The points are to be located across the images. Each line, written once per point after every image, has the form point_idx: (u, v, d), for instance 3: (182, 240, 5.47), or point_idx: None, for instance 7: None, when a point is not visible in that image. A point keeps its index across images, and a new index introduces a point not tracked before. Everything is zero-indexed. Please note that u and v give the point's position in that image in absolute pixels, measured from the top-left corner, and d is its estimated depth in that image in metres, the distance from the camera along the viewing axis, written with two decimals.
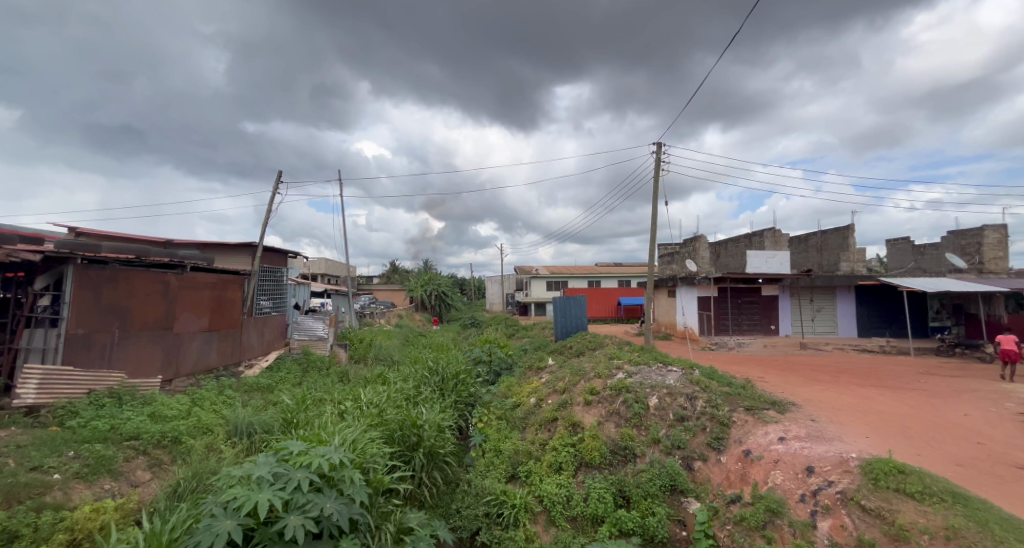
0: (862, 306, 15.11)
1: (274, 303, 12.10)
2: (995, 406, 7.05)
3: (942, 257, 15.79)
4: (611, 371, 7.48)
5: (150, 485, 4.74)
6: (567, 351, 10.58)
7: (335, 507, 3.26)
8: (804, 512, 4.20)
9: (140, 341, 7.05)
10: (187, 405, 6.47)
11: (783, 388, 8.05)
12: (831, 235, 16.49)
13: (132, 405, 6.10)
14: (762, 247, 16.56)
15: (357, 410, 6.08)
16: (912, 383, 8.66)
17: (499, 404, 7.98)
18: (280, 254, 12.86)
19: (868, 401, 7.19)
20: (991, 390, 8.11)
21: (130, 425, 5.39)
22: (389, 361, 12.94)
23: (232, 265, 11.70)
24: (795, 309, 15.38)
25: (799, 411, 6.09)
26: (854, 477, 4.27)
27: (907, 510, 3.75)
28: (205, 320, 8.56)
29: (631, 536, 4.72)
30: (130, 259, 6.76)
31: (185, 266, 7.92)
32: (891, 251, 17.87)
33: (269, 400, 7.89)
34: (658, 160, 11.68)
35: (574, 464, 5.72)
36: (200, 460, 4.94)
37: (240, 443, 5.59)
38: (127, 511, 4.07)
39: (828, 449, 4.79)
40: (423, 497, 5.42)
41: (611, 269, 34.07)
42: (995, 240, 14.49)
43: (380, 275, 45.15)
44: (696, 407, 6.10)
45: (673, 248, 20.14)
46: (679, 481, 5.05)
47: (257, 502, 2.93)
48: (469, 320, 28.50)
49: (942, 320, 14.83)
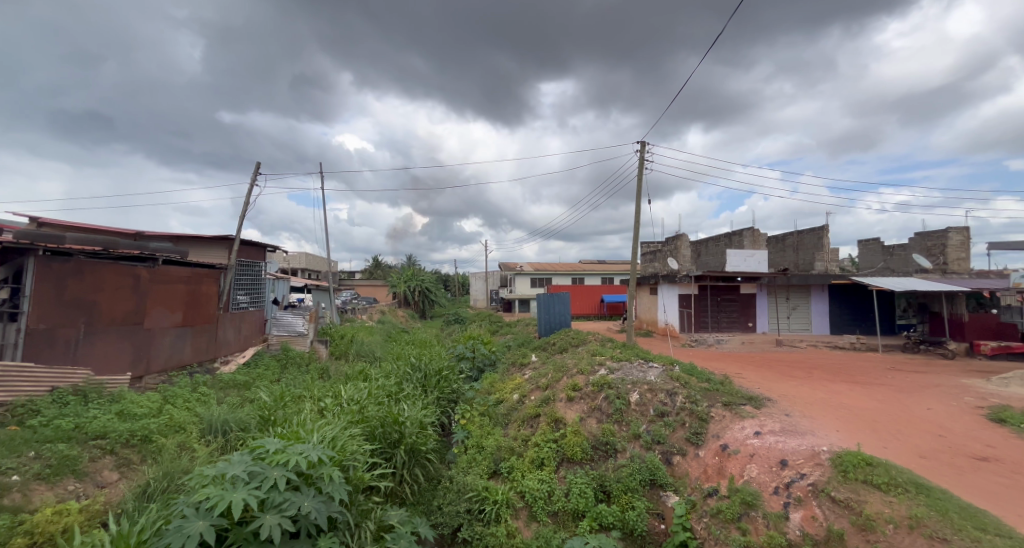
0: (835, 305, 15.57)
1: (252, 298, 11.82)
2: (957, 400, 7.36)
3: (909, 257, 16.37)
4: (593, 368, 7.56)
5: (118, 486, 4.59)
6: (550, 347, 10.63)
7: (313, 505, 3.20)
8: (777, 504, 4.30)
9: (107, 336, 6.80)
10: (159, 403, 6.28)
11: (760, 384, 8.25)
12: (808, 235, 16.90)
13: (98, 403, 5.93)
14: (741, 246, 16.88)
15: (337, 408, 6.00)
16: (880, 379, 8.95)
17: (482, 400, 7.98)
18: (258, 248, 12.51)
19: (839, 396, 7.42)
20: (953, 384, 8.45)
21: (96, 423, 5.19)
22: (370, 358, 12.76)
23: (207, 258, 11.33)
24: (772, 307, 15.74)
25: (774, 406, 6.26)
26: (825, 470, 4.39)
27: (873, 501, 3.88)
28: (177, 315, 8.29)
29: (611, 530, 4.81)
30: (97, 251, 6.54)
31: (157, 259, 7.67)
32: (862, 250, 18.42)
33: (246, 397, 7.72)
34: (641, 159, 11.83)
35: (555, 459, 5.77)
36: (172, 460, 4.83)
37: (214, 442, 5.49)
38: (92, 513, 3.94)
39: (801, 442, 4.93)
40: (404, 494, 5.41)
41: (594, 266, 34.52)
42: (958, 242, 15.12)
43: (362, 271, 44.73)
44: (676, 402, 6.20)
45: (656, 247, 20.43)
46: (658, 475, 5.15)
47: (231, 502, 2.86)
48: (452, 316, 28.26)
49: (908, 319, 15.42)
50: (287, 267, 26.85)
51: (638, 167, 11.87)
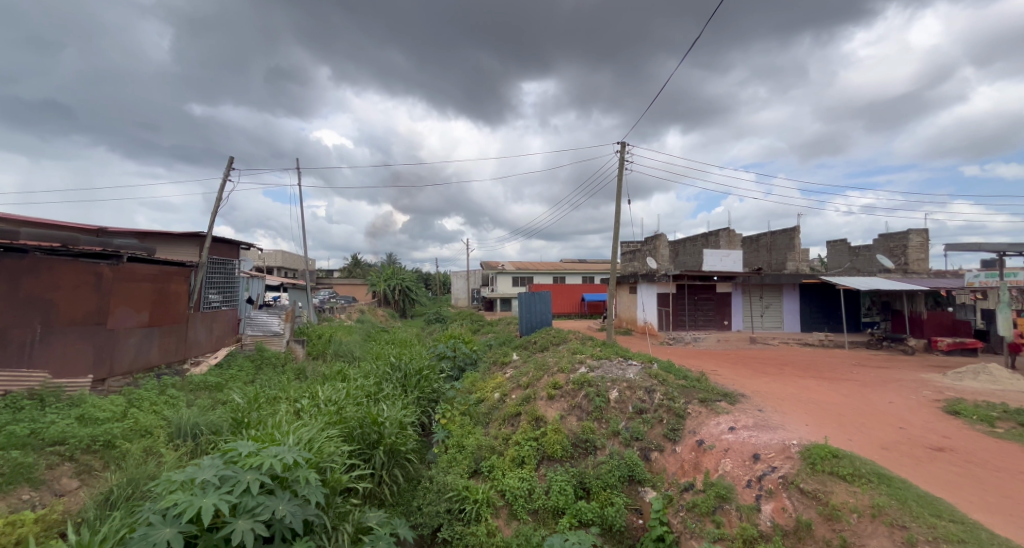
0: (805, 303, 16.07)
1: (224, 297, 11.47)
2: (916, 394, 7.70)
3: (873, 258, 17.02)
4: (574, 366, 7.63)
5: (78, 494, 4.40)
6: (531, 346, 10.67)
7: (288, 509, 3.14)
8: (749, 496, 4.42)
9: (66, 338, 6.51)
10: (123, 406, 6.05)
11: (734, 381, 8.44)
12: (780, 236, 17.39)
13: (56, 407, 5.67)
14: (717, 246, 17.24)
15: (314, 409, 5.89)
16: (846, 374, 9.29)
17: (462, 400, 7.95)
18: (231, 245, 12.15)
19: (809, 391, 7.66)
20: (912, 379, 8.84)
21: (54, 429, 4.96)
22: (348, 358, 12.56)
23: (176, 256, 10.96)
24: (746, 305, 16.13)
25: (747, 401, 6.42)
26: (795, 462, 4.52)
27: (839, 492, 4.02)
28: (144, 315, 7.99)
29: (591, 526, 4.86)
30: (55, 247, 6.26)
31: (122, 256, 7.37)
32: (831, 251, 19.07)
33: (218, 399, 7.52)
34: (621, 159, 11.95)
35: (536, 457, 5.80)
36: (137, 465, 4.66)
37: (183, 446, 5.32)
38: (49, 523, 3.77)
39: (773, 436, 5.07)
40: (383, 496, 5.36)
41: (575, 265, 34.78)
42: (918, 243, 15.81)
43: (340, 269, 43.92)
44: (654, 399, 6.30)
45: (635, 247, 20.72)
46: (637, 471, 5.23)
47: (200, 508, 2.77)
48: (433, 315, 28.01)
49: (872, 316, 16.03)
50: (261, 265, 26.12)
51: (618, 167, 11.99)
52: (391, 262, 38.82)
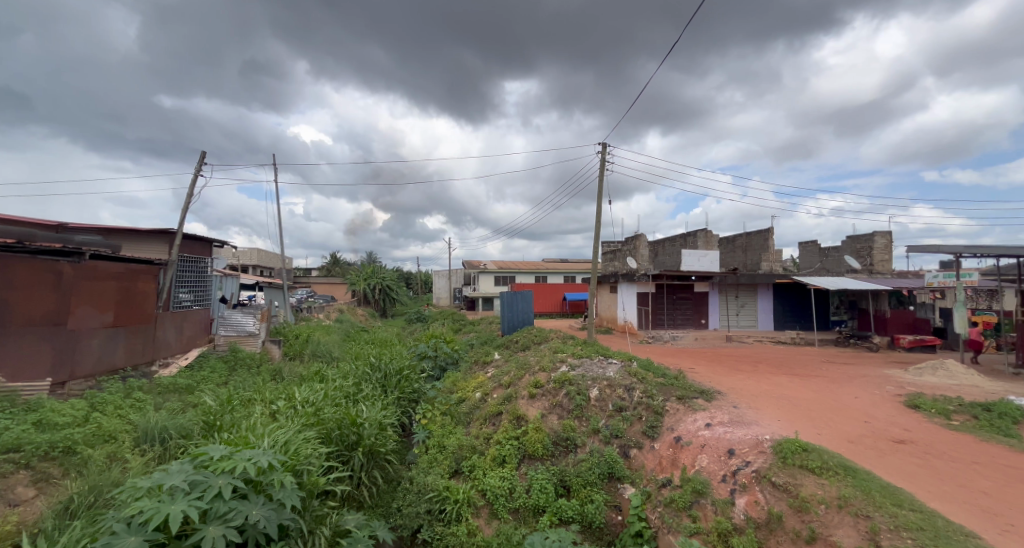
0: (778, 302, 16.52)
1: (196, 296, 11.11)
2: (880, 389, 8.01)
3: (842, 259, 17.62)
4: (555, 365, 7.67)
5: (35, 504, 4.20)
6: (513, 345, 10.68)
7: (262, 513, 3.06)
8: (724, 491, 4.52)
9: (22, 339, 6.21)
10: (85, 411, 5.80)
11: (711, 378, 8.62)
12: (755, 237, 17.82)
13: (12, 412, 5.39)
14: (695, 247, 17.58)
15: (290, 411, 5.77)
16: (816, 371, 9.60)
17: (443, 400, 7.91)
18: (203, 242, 11.78)
19: (781, 387, 7.88)
20: (877, 375, 9.19)
21: (9, 435, 4.71)
22: (327, 358, 12.34)
23: (144, 254, 10.57)
24: (723, 305, 16.48)
25: (722, 398, 6.56)
26: (767, 457, 4.64)
27: (808, 484, 4.14)
28: (109, 315, 7.68)
29: (570, 523, 4.89)
30: (11, 244, 5.98)
31: (84, 253, 7.08)
32: (802, 251, 19.66)
33: (189, 401, 7.29)
34: (602, 160, 12.04)
35: (517, 456, 5.80)
36: (100, 472, 4.48)
37: (150, 451, 5.14)
38: (3, 535, 3.59)
39: (747, 432, 5.19)
40: (362, 498, 5.29)
41: (556, 265, 34.98)
42: (883, 244, 16.43)
43: (319, 268, 43.06)
44: (633, 397, 6.39)
45: (616, 247, 20.94)
46: (616, 468, 5.28)
47: (168, 515, 2.67)
48: (414, 314, 27.76)
49: (840, 315, 16.58)
50: (235, 263, 25.39)
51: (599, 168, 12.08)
52: (371, 261, 38.33)
